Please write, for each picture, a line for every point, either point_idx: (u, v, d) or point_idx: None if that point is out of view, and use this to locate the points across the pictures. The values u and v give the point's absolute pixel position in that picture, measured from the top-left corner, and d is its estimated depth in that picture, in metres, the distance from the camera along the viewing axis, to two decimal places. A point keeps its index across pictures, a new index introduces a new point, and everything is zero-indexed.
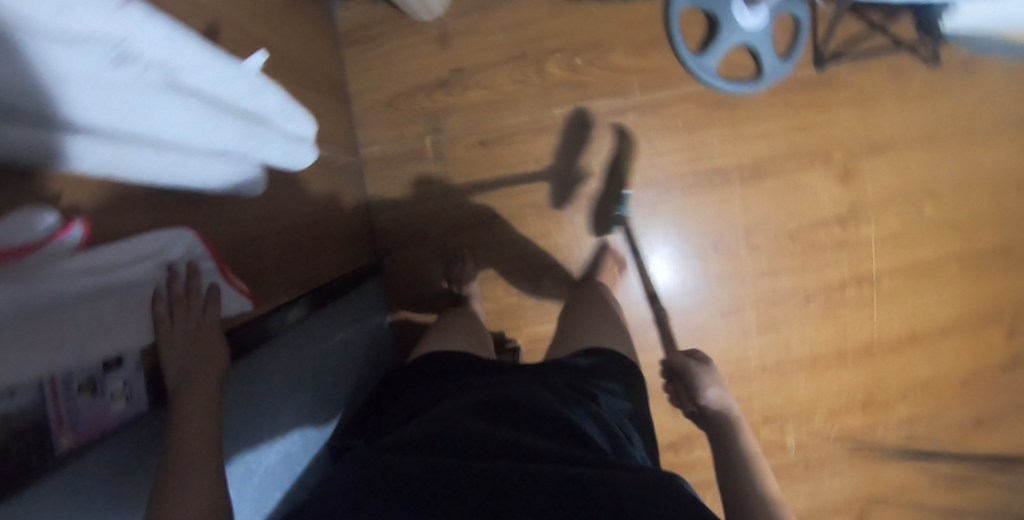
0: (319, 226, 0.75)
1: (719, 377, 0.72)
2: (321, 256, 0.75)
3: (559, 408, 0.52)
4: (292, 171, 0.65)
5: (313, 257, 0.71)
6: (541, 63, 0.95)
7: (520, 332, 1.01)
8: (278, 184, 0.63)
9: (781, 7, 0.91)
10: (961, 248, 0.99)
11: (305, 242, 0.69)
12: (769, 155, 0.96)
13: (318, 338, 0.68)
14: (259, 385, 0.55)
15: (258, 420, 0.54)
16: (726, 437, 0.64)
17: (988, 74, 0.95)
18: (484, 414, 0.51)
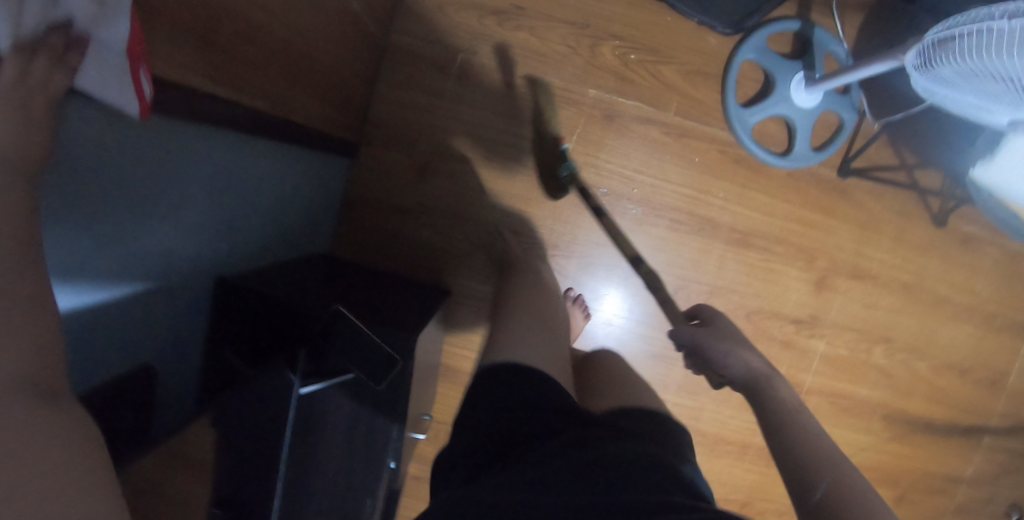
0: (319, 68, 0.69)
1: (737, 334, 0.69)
2: (306, 97, 0.68)
3: (629, 451, 0.46)
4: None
5: (296, 90, 0.64)
6: (598, 41, 0.93)
7: (458, 279, 0.97)
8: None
9: (835, 102, 0.91)
10: (890, 401, 0.99)
11: (297, 68, 0.62)
12: (761, 232, 0.96)
13: (248, 156, 0.57)
14: (156, 152, 0.42)
15: (143, 195, 0.42)
16: (773, 398, 0.62)
17: (987, 258, 0.96)
18: (577, 459, 0.44)
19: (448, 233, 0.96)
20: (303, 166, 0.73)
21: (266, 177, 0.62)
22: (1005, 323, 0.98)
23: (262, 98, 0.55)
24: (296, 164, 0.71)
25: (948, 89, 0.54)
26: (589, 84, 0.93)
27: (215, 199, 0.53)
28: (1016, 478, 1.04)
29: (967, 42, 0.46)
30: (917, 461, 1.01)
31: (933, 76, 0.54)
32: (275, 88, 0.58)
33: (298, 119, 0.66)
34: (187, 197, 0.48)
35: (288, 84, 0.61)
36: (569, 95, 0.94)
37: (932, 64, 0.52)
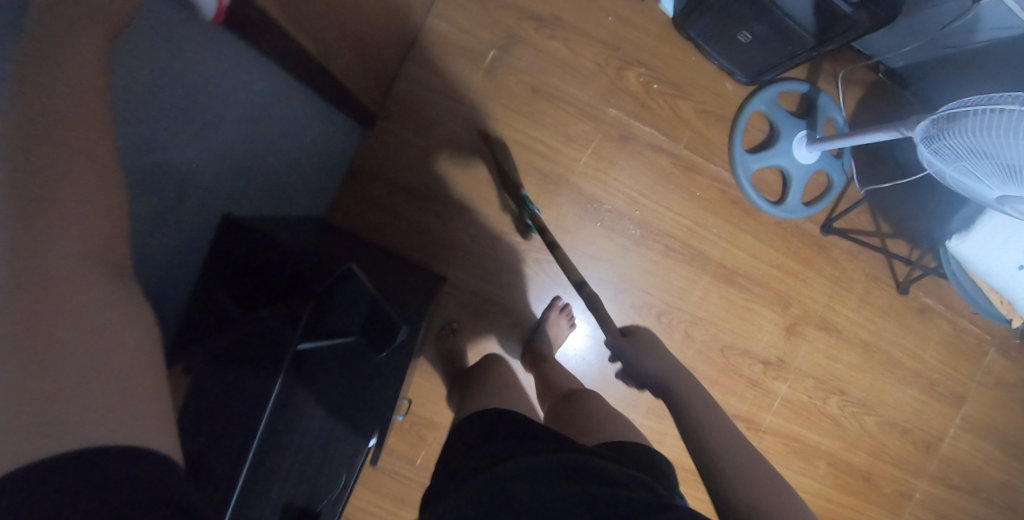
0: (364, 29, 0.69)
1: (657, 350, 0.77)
2: (346, 53, 0.66)
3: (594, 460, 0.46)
4: None
5: (339, 42, 0.63)
6: (626, 64, 0.97)
7: (451, 269, 0.97)
8: None
9: (828, 163, 0.98)
10: (837, 451, 1.05)
11: (344, 18, 0.61)
12: (746, 271, 1.01)
13: (282, 106, 0.58)
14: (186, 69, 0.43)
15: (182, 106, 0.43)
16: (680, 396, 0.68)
17: (937, 330, 1.05)
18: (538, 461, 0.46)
19: (448, 221, 0.96)
20: (323, 125, 0.72)
21: (296, 137, 0.65)
22: (946, 392, 1.06)
23: (307, 39, 0.55)
24: (319, 124, 0.70)
25: (949, 156, 0.61)
26: (610, 103, 0.97)
27: (248, 136, 0.54)
28: None
29: (979, 118, 0.53)
30: (853, 511, 1.07)
31: (944, 147, 0.61)
32: (325, 32, 0.58)
33: (336, 74, 0.65)
34: (220, 118, 0.49)
35: (336, 35, 0.61)
36: (590, 109, 0.96)
37: (943, 135, 0.59)
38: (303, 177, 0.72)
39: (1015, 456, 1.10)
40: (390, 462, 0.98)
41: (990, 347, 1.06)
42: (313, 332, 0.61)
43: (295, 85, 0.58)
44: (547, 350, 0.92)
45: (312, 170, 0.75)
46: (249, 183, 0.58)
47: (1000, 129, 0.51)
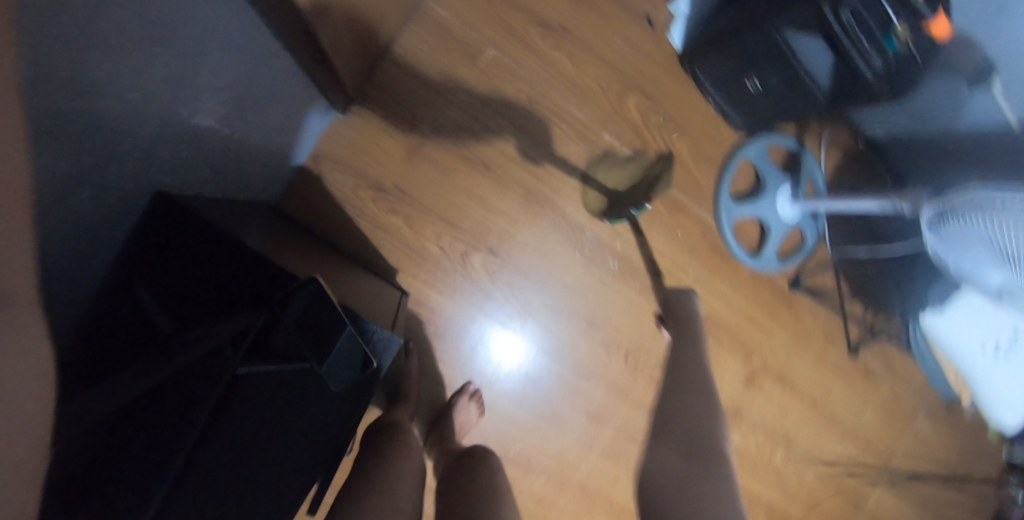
0: None
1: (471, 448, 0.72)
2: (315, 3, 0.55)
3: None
4: None
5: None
6: (626, 91, 0.94)
7: (412, 281, 0.86)
8: None
9: (805, 221, 0.99)
10: (778, 503, 1.07)
11: None
12: (717, 319, 0.99)
13: (197, 50, 0.46)
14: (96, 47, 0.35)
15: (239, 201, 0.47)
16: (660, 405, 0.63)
17: (881, 392, 1.09)
18: None
19: (415, 226, 0.86)
20: (277, 74, 0.63)
21: (214, 93, 0.53)
22: (880, 453, 1.11)
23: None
24: (275, 74, 0.62)
25: (964, 241, 0.65)
26: (607, 129, 0.92)
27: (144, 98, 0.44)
28: None
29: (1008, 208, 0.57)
30: None
31: (945, 240, 0.68)
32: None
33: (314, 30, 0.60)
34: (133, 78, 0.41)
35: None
36: (586, 130, 0.91)
37: (948, 213, 0.65)
38: (233, 145, 0.62)
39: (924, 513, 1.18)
40: None
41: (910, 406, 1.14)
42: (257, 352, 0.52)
43: (219, 15, 0.47)
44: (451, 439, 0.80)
45: (253, 128, 0.64)
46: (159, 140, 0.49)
47: (1010, 221, 0.58)
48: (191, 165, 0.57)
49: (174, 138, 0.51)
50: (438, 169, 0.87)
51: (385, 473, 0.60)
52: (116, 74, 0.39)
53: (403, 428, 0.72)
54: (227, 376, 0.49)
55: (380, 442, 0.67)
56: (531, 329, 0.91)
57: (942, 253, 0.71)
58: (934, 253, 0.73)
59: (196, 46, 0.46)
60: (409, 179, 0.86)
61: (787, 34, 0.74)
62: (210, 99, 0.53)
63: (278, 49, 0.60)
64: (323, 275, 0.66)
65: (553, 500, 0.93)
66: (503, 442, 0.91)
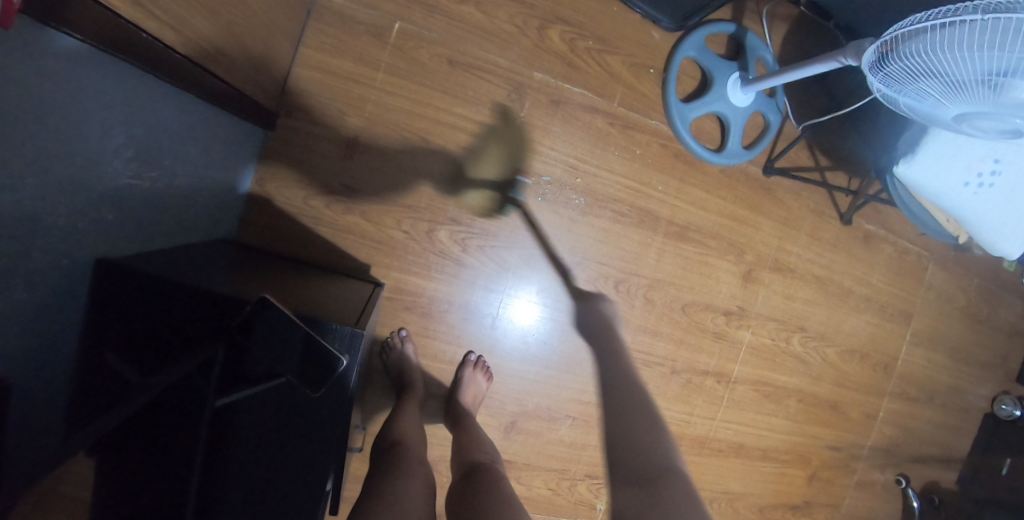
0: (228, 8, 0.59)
1: (486, 448, 0.72)
2: (197, 37, 0.55)
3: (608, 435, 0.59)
4: None
5: (181, 30, 0.52)
6: (545, 24, 0.90)
7: (388, 273, 0.88)
8: None
9: (761, 104, 0.96)
10: (804, 386, 1.09)
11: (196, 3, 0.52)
12: (698, 226, 0.98)
13: (110, 120, 0.47)
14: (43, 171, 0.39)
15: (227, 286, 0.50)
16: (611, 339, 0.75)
17: (878, 252, 1.11)
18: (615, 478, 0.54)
19: (376, 218, 0.87)
20: (193, 119, 0.63)
21: (141, 154, 0.54)
22: (890, 311, 1.15)
23: (174, 33, 0.51)
24: (179, 120, 0.60)
25: (912, 80, 0.62)
26: (536, 68, 0.90)
27: (89, 185, 0.46)
28: (899, 450, 1.21)
29: (942, 33, 0.54)
30: (824, 440, 1.12)
31: (890, 73, 0.64)
32: (183, 14, 0.51)
33: (205, 62, 0.59)
34: (76, 175, 0.43)
35: (196, 12, 0.53)
36: (515, 75, 0.89)
37: (891, 56, 0.62)
38: (174, 191, 0.63)
39: (947, 355, 1.22)
40: (349, 490, 0.89)
41: (912, 257, 1.14)
42: (228, 384, 0.57)
43: (122, 83, 0.47)
44: (466, 413, 0.81)
45: (177, 175, 0.63)
46: (112, 223, 0.51)
47: (949, 52, 0.55)
48: (147, 226, 0.59)
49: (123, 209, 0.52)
50: (383, 157, 0.87)
51: (397, 484, 0.57)
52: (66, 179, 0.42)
53: (408, 423, 0.73)
54: (207, 408, 0.55)
55: (385, 458, 0.63)
56: (517, 286, 0.92)
57: (894, 98, 0.68)
58: (886, 99, 0.70)
59: (115, 119, 0.48)
60: (359, 174, 0.86)
61: None
62: (122, 157, 0.51)
63: (181, 95, 0.58)
64: (274, 295, 0.65)
65: (584, 440, 0.96)
66: (521, 400, 0.93)
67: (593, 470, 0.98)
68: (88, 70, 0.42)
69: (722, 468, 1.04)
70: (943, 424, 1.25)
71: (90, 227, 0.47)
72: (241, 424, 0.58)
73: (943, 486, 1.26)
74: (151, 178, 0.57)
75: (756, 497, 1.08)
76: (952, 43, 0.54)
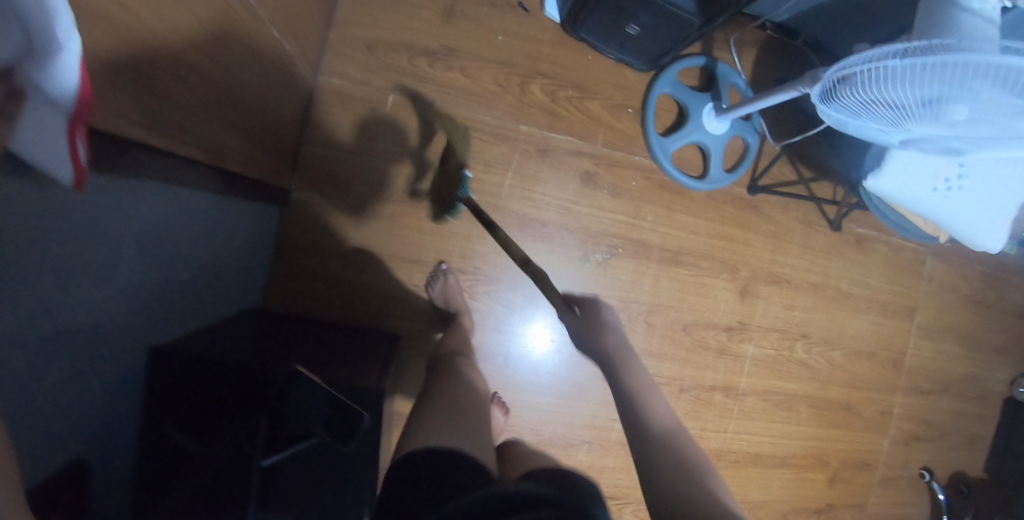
0: (249, 115, 0.71)
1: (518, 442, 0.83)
2: (230, 143, 0.67)
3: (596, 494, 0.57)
4: (251, 39, 0.64)
5: (216, 140, 0.64)
6: (526, 80, 0.98)
7: (402, 326, 0.96)
8: (238, 53, 0.63)
9: (738, 128, 1.01)
10: (814, 392, 1.12)
11: (222, 121, 0.64)
12: (690, 249, 1.03)
13: (154, 218, 0.56)
14: (108, 270, 0.49)
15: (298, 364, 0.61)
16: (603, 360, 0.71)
17: (872, 253, 1.15)
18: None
19: (388, 274, 0.95)
20: (229, 214, 0.74)
21: (183, 246, 0.63)
22: (893, 309, 1.18)
23: (198, 149, 0.60)
24: (216, 215, 0.70)
25: (858, 115, 0.69)
26: (521, 120, 0.97)
27: (146, 281, 0.56)
28: (922, 444, 1.22)
29: (870, 72, 0.60)
30: (841, 442, 1.14)
31: (851, 113, 0.69)
32: (212, 135, 0.62)
33: (227, 164, 0.68)
34: (134, 274, 0.53)
35: (223, 129, 0.65)
36: (503, 130, 0.96)
37: (836, 94, 0.68)
38: (212, 275, 0.73)
39: (957, 344, 1.23)
40: None
41: (907, 254, 1.17)
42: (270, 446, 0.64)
43: (163, 192, 0.57)
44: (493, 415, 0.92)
45: (216, 261, 0.73)
46: (163, 309, 0.60)
47: (880, 86, 0.61)
48: (193, 311, 0.68)
49: (170, 298, 0.61)
50: (391, 219, 0.95)
51: (453, 409, 0.68)
52: (131, 281, 0.53)
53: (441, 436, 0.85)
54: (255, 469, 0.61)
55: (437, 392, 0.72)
56: (524, 324, 0.98)
57: (843, 127, 0.74)
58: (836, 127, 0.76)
59: (161, 224, 0.58)
60: (370, 236, 0.94)
61: None
62: (167, 256, 0.60)
63: (217, 199, 0.70)
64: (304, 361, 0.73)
65: (601, 463, 1.01)
66: (538, 431, 0.99)
67: (613, 491, 1.02)
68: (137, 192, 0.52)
69: (742, 478, 1.07)
70: (963, 412, 1.26)
71: (147, 313, 0.57)
72: (286, 483, 0.64)
73: (970, 475, 1.26)
74: (197, 269, 0.67)
75: (779, 504, 1.10)
76: (880, 81, 0.60)
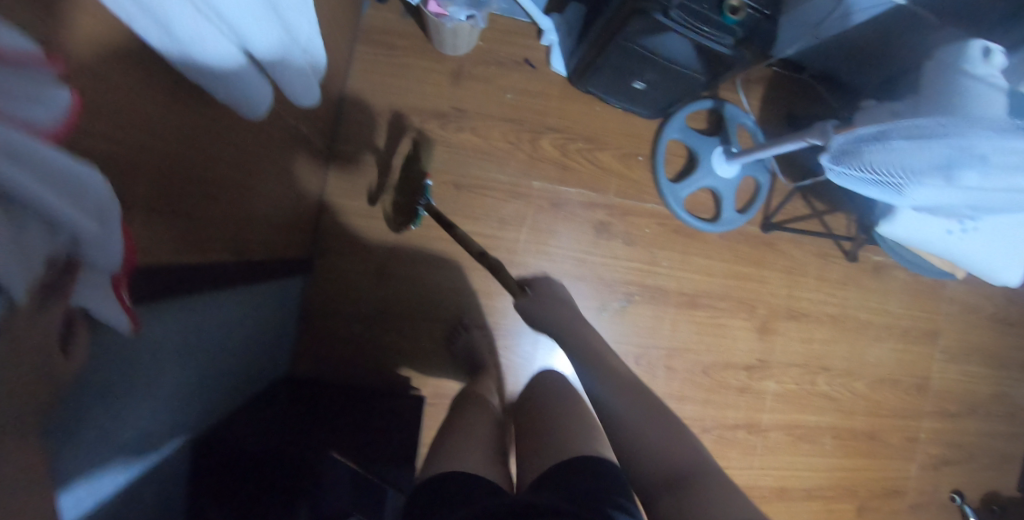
0: (271, 201, 0.75)
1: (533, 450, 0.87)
2: (252, 232, 0.70)
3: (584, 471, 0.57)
4: (269, 131, 0.68)
5: (240, 232, 0.66)
6: (537, 135, 1.00)
7: (427, 382, 0.99)
8: (258, 144, 0.66)
9: (749, 169, 1.02)
10: (837, 423, 1.12)
11: (245, 214, 0.67)
12: (706, 291, 1.04)
13: (201, 317, 0.58)
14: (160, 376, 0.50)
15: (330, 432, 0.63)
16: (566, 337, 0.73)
17: (891, 281, 1.14)
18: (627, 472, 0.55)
19: (413, 333, 0.98)
20: (267, 297, 0.77)
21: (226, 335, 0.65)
22: (915, 334, 1.17)
23: (225, 247, 0.63)
24: (256, 300, 0.73)
25: (869, 184, 0.70)
26: (533, 175, 0.99)
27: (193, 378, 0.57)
28: (952, 468, 1.21)
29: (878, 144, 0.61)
30: (868, 470, 1.14)
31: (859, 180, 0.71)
32: (237, 233, 0.65)
33: (253, 254, 0.72)
34: (183, 375, 0.55)
35: (247, 225, 0.68)
36: (516, 187, 0.98)
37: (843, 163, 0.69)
38: (250, 355, 0.74)
39: (983, 365, 1.22)
40: None
41: (927, 279, 1.17)
42: None
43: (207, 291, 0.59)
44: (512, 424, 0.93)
45: (254, 341, 0.75)
46: (209, 396, 0.62)
47: (886, 157, 0.63)
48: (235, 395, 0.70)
49: (215, 386, 0.63)
50: (413, 280, 0.98)
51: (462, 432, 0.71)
52: (179, 384, 0.54)
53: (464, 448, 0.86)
54: None
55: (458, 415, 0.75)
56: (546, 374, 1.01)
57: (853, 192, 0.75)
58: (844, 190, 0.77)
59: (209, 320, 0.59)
60: (393, 297, 0.98)
61: (640, 41, 0.80)
62: (212, 350, 0.61)
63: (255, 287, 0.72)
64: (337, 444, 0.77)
65: None
66: None
67: None
68: (186, 308, 0.54)
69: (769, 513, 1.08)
70: (993, 433, 1.25)
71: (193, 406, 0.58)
72: None
73: (1004, 496, 1.24)
74: (238, 353, 0.69)
75: None
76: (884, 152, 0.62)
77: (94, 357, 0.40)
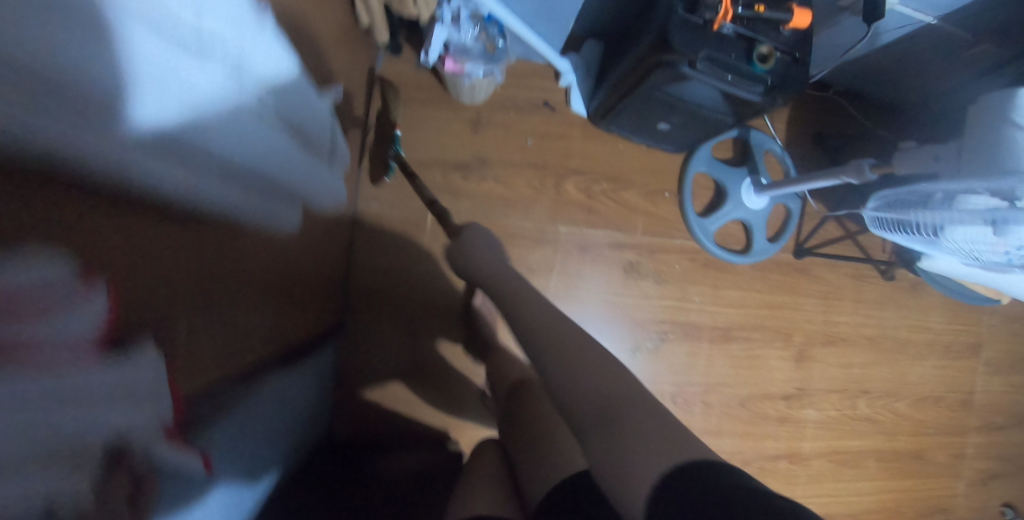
0: (310, 275, 0.73)
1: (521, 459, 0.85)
2: (296, 312, 0.69)
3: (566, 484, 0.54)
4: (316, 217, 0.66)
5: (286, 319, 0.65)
6: (560, 179, 0.99)
7: (465, 431, 1.00)
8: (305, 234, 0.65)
9: (779, 198, 1.01)
10: (881, 446, 1.10)
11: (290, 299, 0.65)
12: (739, 324, 1.03)
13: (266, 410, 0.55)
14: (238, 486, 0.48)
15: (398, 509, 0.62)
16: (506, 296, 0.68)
17: (930, 297, 1.11)
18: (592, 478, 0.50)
19: (450, 383, 1.00)
20: (311, 368, 0.76)
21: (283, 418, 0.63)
22: (958, 349, 1.14)
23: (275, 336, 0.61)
24: (302, 377, 0.72)
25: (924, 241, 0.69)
26: (559, 220, 0.98)
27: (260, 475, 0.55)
28: (1002, 481, 1.18)
29: None
30: (914, 490, 1.12)
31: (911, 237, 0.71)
32: (284, 320, 0.64)
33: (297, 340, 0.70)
34: (253, 476, 0.52)
35: (292, 309, 0.67)
36: (542, 233, 0.98)
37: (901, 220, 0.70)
38: (300, 429, 0.72)
39: None
40: None
41: None
42: None
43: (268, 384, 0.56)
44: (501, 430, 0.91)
45: (302, 415, 0.73)
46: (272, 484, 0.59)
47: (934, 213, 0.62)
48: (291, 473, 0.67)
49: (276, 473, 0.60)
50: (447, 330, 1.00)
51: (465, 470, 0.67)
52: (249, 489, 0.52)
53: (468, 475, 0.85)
54: None
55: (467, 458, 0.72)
56: None
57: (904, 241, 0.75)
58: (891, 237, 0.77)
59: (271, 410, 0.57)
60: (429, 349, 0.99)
61: (665, 89, 0.78)
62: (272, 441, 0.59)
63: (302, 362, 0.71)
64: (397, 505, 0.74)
65: None
66: None
67: None
68: (253, 421, 0.51)
69: None
70: None
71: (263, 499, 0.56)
72: None
73: None
74: (292, 431, 0.67)
75: None
76: None
77: (182, 515, 0.37)
